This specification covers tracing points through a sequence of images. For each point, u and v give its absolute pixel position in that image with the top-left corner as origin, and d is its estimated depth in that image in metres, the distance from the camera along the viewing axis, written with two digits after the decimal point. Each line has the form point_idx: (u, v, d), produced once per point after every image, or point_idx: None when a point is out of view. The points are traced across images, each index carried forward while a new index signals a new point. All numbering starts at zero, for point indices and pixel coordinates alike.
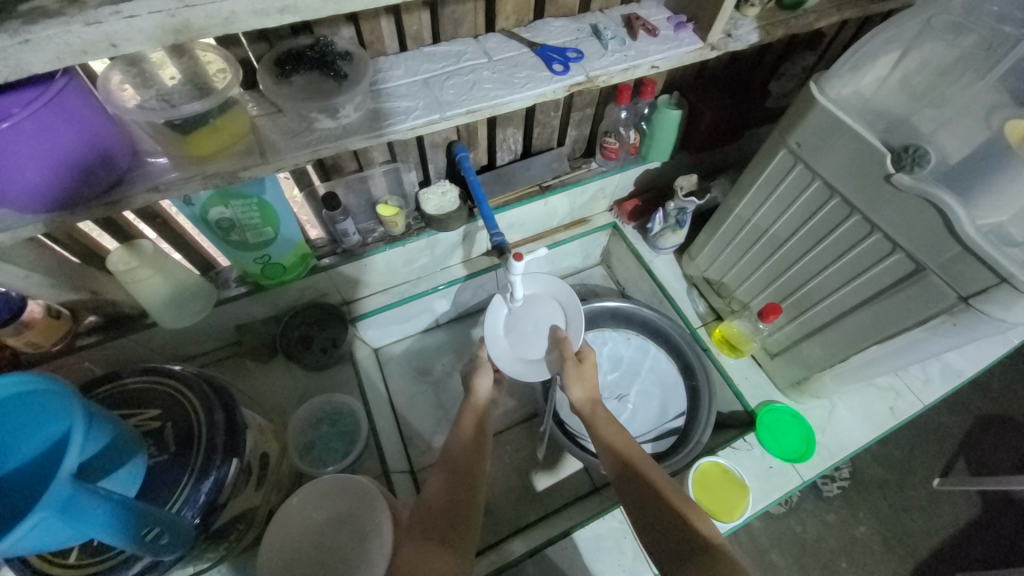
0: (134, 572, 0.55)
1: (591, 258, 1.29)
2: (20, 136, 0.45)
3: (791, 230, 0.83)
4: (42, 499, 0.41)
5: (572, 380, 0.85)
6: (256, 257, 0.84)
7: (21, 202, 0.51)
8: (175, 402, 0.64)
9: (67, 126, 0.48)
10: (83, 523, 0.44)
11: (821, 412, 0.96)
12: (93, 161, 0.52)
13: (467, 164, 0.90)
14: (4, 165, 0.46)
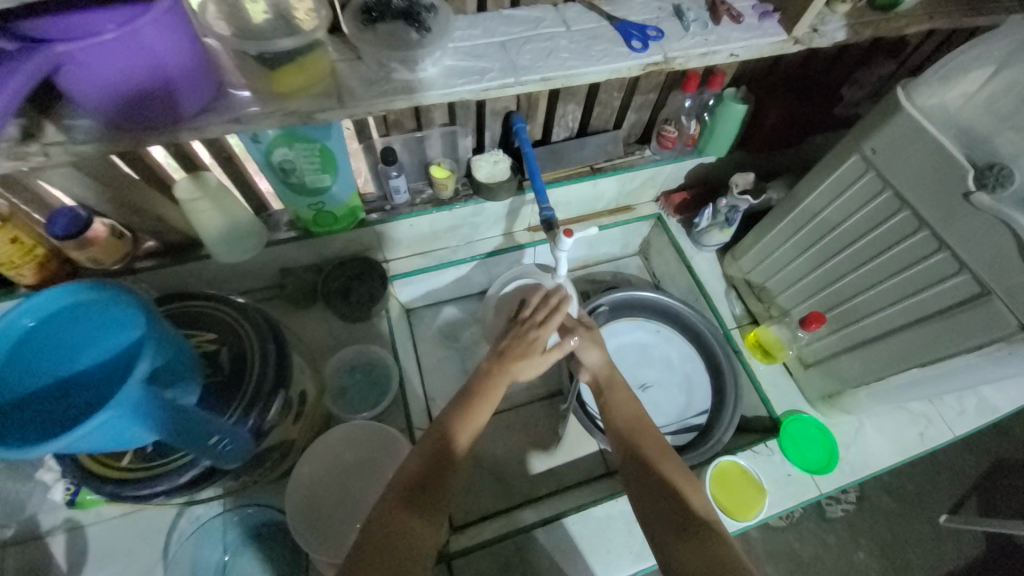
0: (184, 479, 0.58)
1: (631, 246, 1.27)
2: (118, 51, 0.47)
3: (847, 243, 0.81)
4: (114, 399, 0.44)
5: (587, 343, 0.81)
6: (310, 203, 0.85)
7: (108, 114, 0.52)
8: (231, 330, 0.66)
9: (161, 44, 0.49)
10: (151, 424, 0.48)
11: (848, 428, 0.95)
12: (184, 86, 0.54)
13: (524, 136, 0.90)
14: (100, 78, 0.48)
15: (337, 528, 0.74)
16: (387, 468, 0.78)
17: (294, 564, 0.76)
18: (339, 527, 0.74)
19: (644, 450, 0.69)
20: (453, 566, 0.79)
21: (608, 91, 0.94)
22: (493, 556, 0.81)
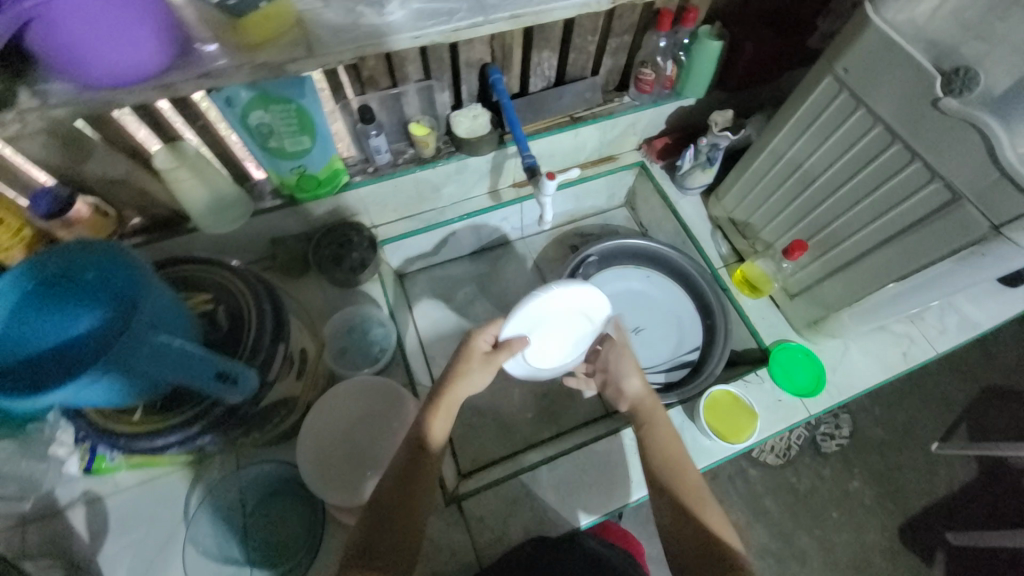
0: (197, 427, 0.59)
1: (617, 198, 1.28)
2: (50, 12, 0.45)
3: (822, 170, 0.83)
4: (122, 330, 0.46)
5: (630, 370, 0.81)
6: (291, 167, 0.85)
7: (59, 72, 0.52)
8: (227, 291, 0.67)
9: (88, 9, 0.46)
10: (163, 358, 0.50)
11: (835, 352, 0.99)
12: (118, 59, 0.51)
13: (501, 87, 0.91)
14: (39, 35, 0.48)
15: (348, 479, 0.76)
16: (393, 418, 0.82)
17: (309, 518, 0.79)
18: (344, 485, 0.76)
19: (678, 474, 0.72)
20: (464, 505, 0.83)
21: (582, 36, 0.94)
22: (501, 494, 0.84)
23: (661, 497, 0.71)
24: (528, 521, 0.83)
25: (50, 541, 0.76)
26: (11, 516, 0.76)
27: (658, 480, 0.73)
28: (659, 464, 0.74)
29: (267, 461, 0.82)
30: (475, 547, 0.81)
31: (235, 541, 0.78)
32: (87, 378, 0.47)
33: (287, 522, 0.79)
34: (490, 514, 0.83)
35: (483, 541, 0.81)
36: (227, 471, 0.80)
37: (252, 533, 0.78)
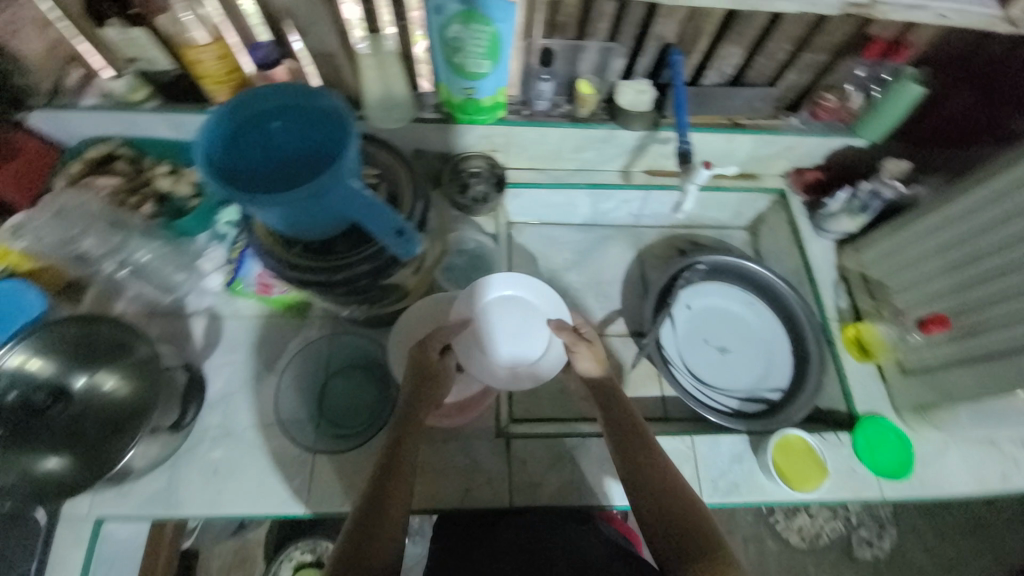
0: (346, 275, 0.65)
1: (741, 218, 1.23)
2: None
3: (996, 251, 0.80)
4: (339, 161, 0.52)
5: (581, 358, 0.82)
6: (463, 87, 0.90)
7: None
8: (390, 173, 0.73)
9: None
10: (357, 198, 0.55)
11: (930, 446, 0.91)
12: None
13: (678, 71, 0.89)
14: None
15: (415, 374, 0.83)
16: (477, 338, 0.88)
17: (378, 399, 0.87)
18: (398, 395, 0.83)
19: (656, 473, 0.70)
20: (511, 444, 0.87)
21: (778, 40, 0.91)
22: (547, 448, 0.87)
23: (643, 500, 0.68)
24: (565, 481, 0.85)
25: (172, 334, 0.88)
26: (149, 302, 0.89)
27: (639, 486, 0.69)
28: (636, 465, 0.71)
29: (363, 338, 0.91)
30: (509, 484, 0.84)
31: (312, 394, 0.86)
32: (296, 193, 0.53)
33: (364, 394, 0.89)
34: (531, 461, 0.86)
35: (516, 482, 0.84)
36: (330, 333, 0.91)
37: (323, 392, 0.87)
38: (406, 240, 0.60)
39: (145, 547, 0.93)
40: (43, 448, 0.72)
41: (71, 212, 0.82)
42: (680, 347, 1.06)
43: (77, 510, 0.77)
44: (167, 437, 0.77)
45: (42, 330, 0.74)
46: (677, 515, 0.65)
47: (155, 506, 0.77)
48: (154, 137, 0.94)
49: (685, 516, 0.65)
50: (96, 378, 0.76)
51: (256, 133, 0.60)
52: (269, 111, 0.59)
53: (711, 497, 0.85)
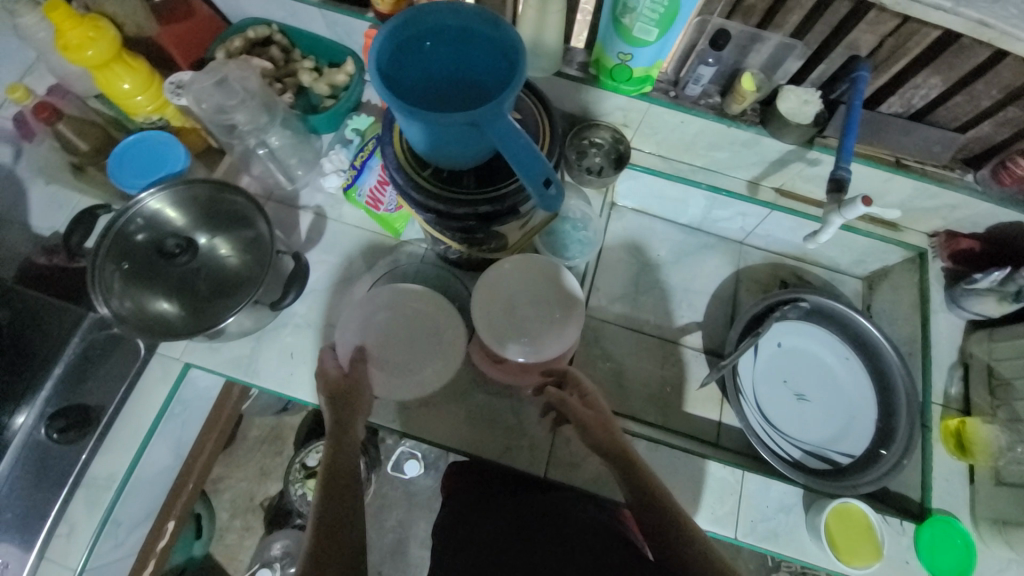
0: (470, 212, 0.65)
1: (863, 267, 1.12)
2: None
3: None
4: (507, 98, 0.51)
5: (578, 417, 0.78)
6: (620, 51, 0.85)
7: None
8: (534, 122, 0.71)
9: None
10: (509, 140, 0.54)
11: (999, 566, 0.83)
12: None
13: (860, 88, 0.80)
14: None
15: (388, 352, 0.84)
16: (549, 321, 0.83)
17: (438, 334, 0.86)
18: (424, 356, 0.85)
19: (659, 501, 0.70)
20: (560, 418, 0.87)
21: (992, 83, 0.78)
22: None
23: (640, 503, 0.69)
24: (602, 471, 0.85)
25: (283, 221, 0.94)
26: (268, 186, 0.95)
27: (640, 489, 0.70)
28: (640, 496, 0.69)
29: (447, 272, 0.93)
30: (548, 455, 0.85)
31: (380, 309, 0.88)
32: (455, 118, 0.53)
33: None
34: (575, 441, 0.86)
35: (556, 456, 0.85)
36: (419, 258, 0.94)
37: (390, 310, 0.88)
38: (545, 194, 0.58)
39: (212, 399, 1.04)
40: (159, 289, 0.80)
41: (232, 82, 0.82)
42: (754, 379, 1.00)
43: (171, 352, 0.86)
44: (263, 312, 0.81)
45: (181, 184, 0.80)
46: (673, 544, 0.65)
47: (236, 369, 0.85)
48: (308, 30, 0.97)
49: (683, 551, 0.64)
50: (213, 242, 0.83)
51: (422, 50, 0.59)
52: (439, 30, 0.58)
53: (743, 536, 0.82)
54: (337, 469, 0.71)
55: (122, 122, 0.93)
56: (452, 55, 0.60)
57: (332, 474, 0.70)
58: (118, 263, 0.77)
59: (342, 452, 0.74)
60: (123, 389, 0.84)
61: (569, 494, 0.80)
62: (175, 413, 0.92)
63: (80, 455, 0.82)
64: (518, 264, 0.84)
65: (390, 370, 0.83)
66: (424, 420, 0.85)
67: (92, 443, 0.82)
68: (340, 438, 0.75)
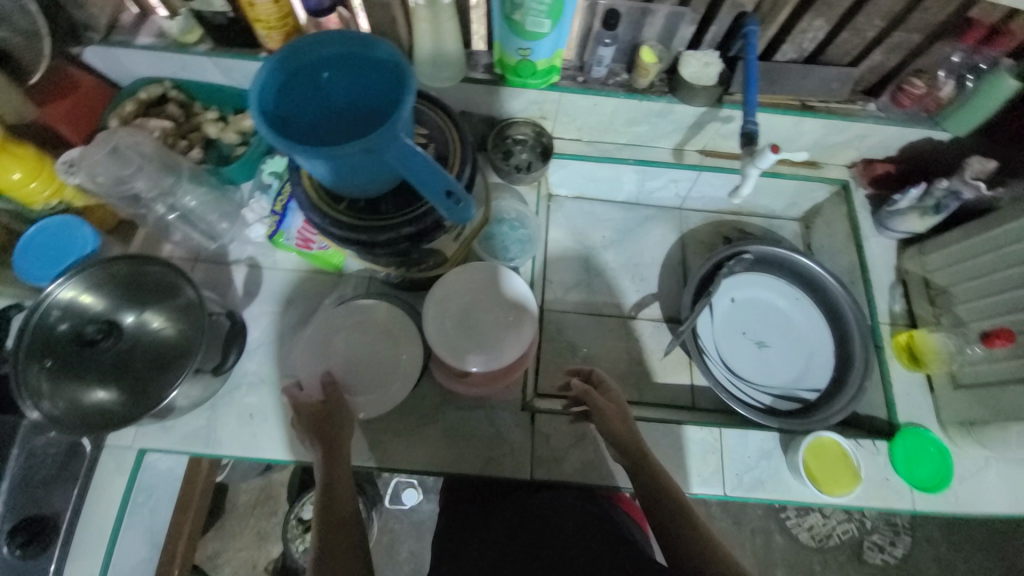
0: (395, 235, 0.64)
1: (795, 209, 1.16)
2: None
3: None
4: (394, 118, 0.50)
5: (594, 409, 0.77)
6: (519, 48, 0.85)
7: None
8: (442, 132, 0.70)
9: None
10: (410, 158, 0.54)
11: (969, 463, 0.88)
12: None
13: (752, 43, 0.82)
14: None
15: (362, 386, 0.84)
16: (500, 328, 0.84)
17: (401, 359, 0.85)
18: (382, 376, 0.84)
19: (664, 488, 0.70)
20: (536, 417, 0.86)
21: (869, 15, 0.82)
22: (571, 426, 0.87)
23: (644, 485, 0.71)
24: (586, 459, 0.85)
25: (217, 280, 0.90)
26: (193, 248, 0.91)
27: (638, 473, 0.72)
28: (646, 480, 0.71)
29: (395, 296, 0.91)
30: (530, 457, 0.84)
31: (332, 348, 0.85)
32: (350, 148, 0.52)
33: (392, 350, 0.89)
34: (555, 436, 0.86)
35: (538, 455, 0.85)
36: (364, 289, 0.92)
37: (343, 347, 0.85)
38: (459, 204, 0.57)
39: (182, 477, 0.99)
40: (92, 379, 0.76)
41: (127, 151, 0.78)
42: (714, 336, 1.02)
43: (121, 440, 0.82)
44: (210, 378, 0.78)
45: (95, 265, 0.76)
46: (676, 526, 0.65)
47: (194, 443, 0.81)
48: (204, 81, 0.94)
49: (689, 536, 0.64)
50: (144, 316, 0.80)
51: (307, 84, 0.58)
52: (321, 63, 0.57)
53: (732, 490, 0.84)
54: (331, 490, 0.69)
55: (20, 213, 0.87)
56: (339, 84, 0.59)
57: (326, 497, 0.68)
58: (41, 363, 0.72)
59: (334, 471, 0.70)
60: (77, 490, 0.79)
61: (566, 494, 0.80)
62: (141, 501, 0.88)
63: (46, 567, 0.77)
64: (459, 274, 0.85)
65: (362, 393, 0.83)
66: (399, 450, 0.83)
67: (59, 551, 0.78)
68: (331, 457, 0.71)
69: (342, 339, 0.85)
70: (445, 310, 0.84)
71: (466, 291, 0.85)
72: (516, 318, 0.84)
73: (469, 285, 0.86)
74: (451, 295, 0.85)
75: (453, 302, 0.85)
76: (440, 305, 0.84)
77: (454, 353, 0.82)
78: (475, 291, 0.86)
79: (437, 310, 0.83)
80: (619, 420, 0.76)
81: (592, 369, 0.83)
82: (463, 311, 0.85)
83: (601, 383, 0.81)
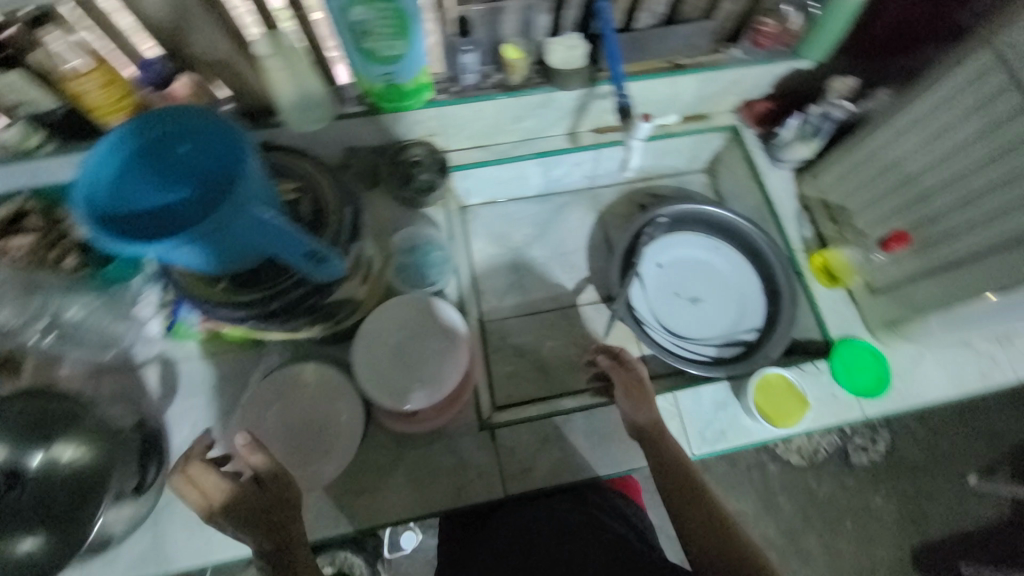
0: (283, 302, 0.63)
1: (698, 161, 1.19)
2: None
3: (956, 167, 0.80)
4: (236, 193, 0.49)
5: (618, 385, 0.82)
6: (382, 74, 0.83)
7: None
8: (313, 184, 0.70)
9: None
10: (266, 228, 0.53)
11: (904, 359, 0.92)
12: None
13: (606, 17, 0.84)
14: None
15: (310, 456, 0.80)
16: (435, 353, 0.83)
17: (341, 420, 0.82)
18: (327, 440, 0.81)
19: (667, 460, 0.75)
20: (496, 434, 0.85)
21: None
22: (532, 430, 0.86)
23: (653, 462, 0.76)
24: (555, 460, 0.85)
25: (129, 389, 0.84)
26: (95, 363, 0.85)
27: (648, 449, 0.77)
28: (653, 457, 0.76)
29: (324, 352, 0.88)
30: (500, 474, 0.83)
31: (266, 426, 0.81)
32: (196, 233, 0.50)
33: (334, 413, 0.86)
34: (519, 447, 0.85)
35: (507, 470, 0.84)
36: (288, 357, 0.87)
37: (279, 422, 0.81)
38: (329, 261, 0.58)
39: None
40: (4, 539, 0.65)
41: None
42: (650, 303, 1.04)
43: None
44: (133, 500, 0.74)
45: None
46: (675, 502, 0.71)
47: (145, 566, 0.76)
48: (61, 182, 0.85)
49: (686, 512, 0.70)
50: (53, 451, 0.69)
51: (142, 169, 0.55)
52: (152, 146, 0.55)
53: (699, 449, 0.86)
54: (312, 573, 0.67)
55: None
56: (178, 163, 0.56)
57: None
58: None
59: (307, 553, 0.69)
60: None
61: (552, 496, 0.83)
62: None
63: None
64: (379, 314, 0.83)
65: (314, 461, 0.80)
66: (366, 508, 0.80)
67: None
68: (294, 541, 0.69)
69: (276, 413, 0.81)
70: (374, 352, 0.82)
71: (392, 329, 0.84)
72: (449, 336, 0.84)
73: (394, 322, 0.84)
74: (379, 337, 0.83)
75: (382, 342, 0.83)
76: (367, 351, 0.82)
77: (393, 393, 0.80)
78: (402, 327, 0.84)
79: (366, 355, 0.81)
80: (637, 394, 0.80)
81: (621, 351, 0.85)
82: (394, 347, 0.83)
83: (630, 359, 0.84)
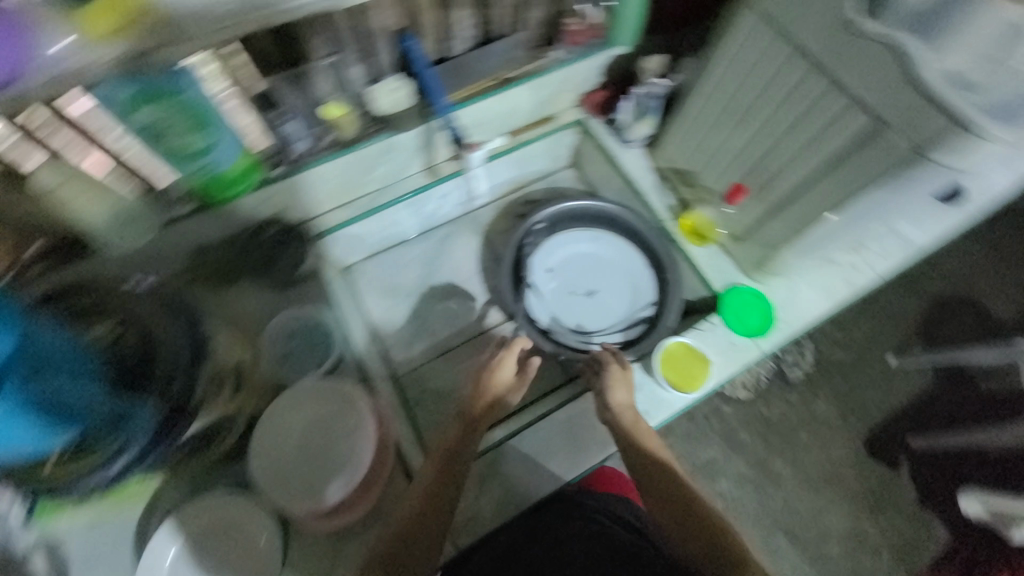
0: (114, 456, 0.72)
1: (560, 158, 1.23)
2: None
3: (774, 102, 0.80)
4: None
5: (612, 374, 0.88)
6: (195, 167, 0.78)
7: None
8: (133, 321, 0.78)
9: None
10: None
11: (779, 290, 1.00)
12: None
13: (417, 56, 0.84)
14: None
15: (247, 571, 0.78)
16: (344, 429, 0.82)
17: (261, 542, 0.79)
18: (261, 556, 0.78)
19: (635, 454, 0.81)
20: None
21: None
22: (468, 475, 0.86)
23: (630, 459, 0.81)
24: (498, 496, 0.86)
25: None
26: None
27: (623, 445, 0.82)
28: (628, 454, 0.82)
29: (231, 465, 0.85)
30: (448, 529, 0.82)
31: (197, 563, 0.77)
32: None
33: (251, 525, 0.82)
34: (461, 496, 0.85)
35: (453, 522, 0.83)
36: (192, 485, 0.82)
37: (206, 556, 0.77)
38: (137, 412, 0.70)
39: None
40: None
41: None
42: (548, 308, 1.08)
43: None
44: None
45: None
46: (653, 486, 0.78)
47: None
48: None
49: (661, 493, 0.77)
50: None
51: None
52: None
53: None
54: None
55: None
56: None
57: None
58: None
59: None
60: None
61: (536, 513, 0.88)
62: None
63: None
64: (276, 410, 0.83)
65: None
66: None
67: None
68: None
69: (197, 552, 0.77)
70: (280, 448, 0.82)
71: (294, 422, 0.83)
72: (353, 410, 0.83)
73: (291, 415, 0.83)
74: (281, 433, 0.83)
75: (281, 436, 0.83)
76: (274, 454, 0.81)
77: (308, 487, 0.79)
78: (304, 418, 0.83)
79: (265, 460, 0.81)
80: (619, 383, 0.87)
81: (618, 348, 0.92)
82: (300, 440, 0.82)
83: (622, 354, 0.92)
